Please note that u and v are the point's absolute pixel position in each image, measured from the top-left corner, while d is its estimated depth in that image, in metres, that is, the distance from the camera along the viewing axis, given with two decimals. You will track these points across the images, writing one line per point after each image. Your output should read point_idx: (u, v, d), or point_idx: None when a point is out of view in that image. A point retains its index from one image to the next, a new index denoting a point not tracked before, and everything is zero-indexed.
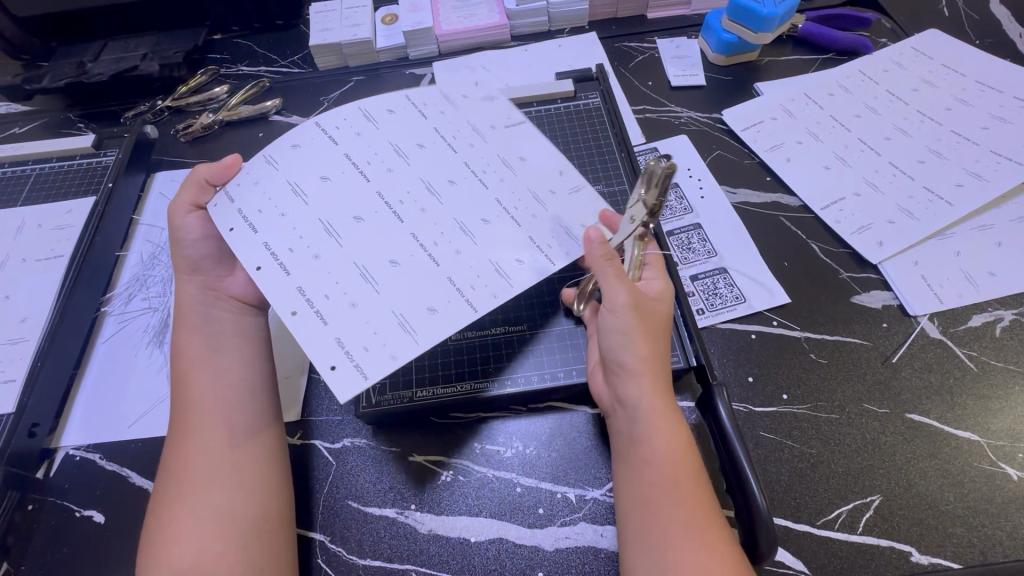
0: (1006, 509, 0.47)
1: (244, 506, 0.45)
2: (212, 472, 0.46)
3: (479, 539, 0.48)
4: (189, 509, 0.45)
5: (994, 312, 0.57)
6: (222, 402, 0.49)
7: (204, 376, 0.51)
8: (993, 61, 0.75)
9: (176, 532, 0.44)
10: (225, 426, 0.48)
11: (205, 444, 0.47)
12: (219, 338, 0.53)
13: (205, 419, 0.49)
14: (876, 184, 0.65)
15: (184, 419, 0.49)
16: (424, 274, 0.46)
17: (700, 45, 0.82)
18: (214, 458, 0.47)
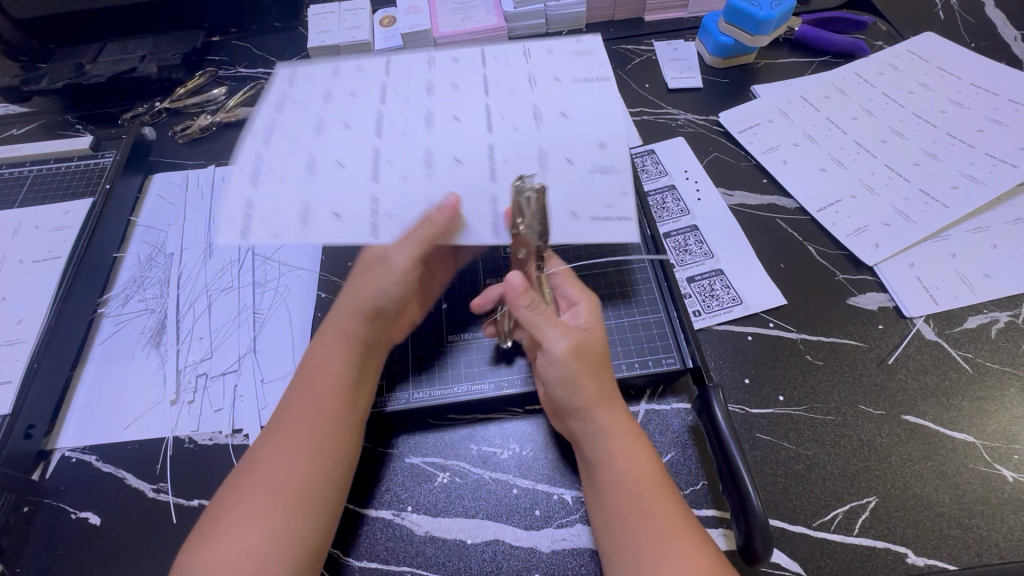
0: (1002, 510, 0.47)
1: (302, 528, 0.43)
2: (281, 482, 0.44)
3: (475, 541, 0.48)
4: (244, 515, 0.43)
5: (989, 313, 0.57)
6: (316, 410, 0.48)
7: (307, 379, 0.50)
8: (989, 64, 0.75)
9: (231, 530, 0.42)
10: (312, 437, 0.46)
11: (291, 450, 0.46)
12: (336, 342, 0.51)
13: (299, 424, 0.47)
14: (872, 186, 0.65)
15: (283, 420, 0.48)
16: (358, 184, 0.48)
17: (697, 47, 0.82)
18: (294, 470, 0.45)
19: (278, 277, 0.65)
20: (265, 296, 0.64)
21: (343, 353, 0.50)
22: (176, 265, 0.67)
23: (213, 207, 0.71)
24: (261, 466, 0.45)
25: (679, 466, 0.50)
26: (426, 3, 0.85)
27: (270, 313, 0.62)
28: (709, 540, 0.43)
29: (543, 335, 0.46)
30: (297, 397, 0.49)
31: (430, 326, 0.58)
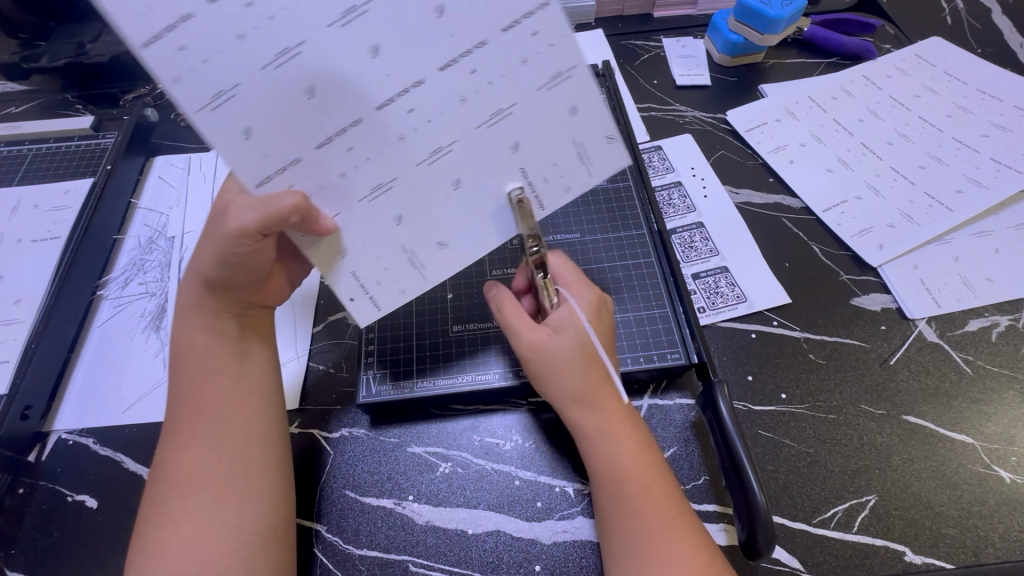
0: (999, 510, 0.48)
1: (239, 518, 0.42)
2: (200, 480, 0.43)
3: (476, 532, 0.48)
4: (184, 520, 0.42)
5: (990, 317, 0.57)
6: (212, 400, 0.46)
7: (184, 373, 0.47)
8: (994, 70, 0.75)
9: (169, 540, 0.41)
10: (218, 428, 0.45)
11: (212, 447, 0.44)
12: (191, 328, 0.49)
13: (214, 423, 0.45)
14: (878, 188, 0.66)
15: (187, 422, 0.45)
16: None
17: (706, 45, 0.83)
18: (221, 469, 0.44)
19: None
20: None
21: (207, 335, 0.48)
22: (177, 249, 0.66)
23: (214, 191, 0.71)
24: (180, 469, 0.43)
25: (681, 460, 0.50)
26: None
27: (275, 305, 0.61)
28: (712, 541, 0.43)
29: (509, 329, 0.49)
30: (182, 393, 0.47)
31: (432, 314, 0.58)
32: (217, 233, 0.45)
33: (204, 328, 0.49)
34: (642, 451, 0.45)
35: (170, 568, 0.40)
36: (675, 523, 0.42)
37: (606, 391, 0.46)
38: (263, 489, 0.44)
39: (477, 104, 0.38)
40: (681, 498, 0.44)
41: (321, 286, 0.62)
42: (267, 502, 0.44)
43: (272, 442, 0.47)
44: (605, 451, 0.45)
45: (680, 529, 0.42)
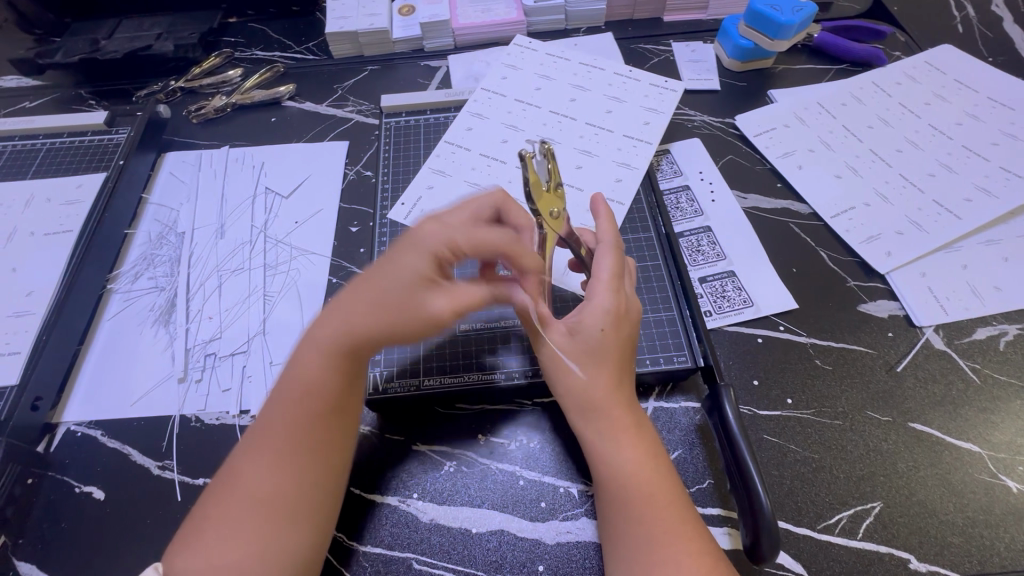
0: (1005, 519, 0.48)
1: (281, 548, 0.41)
2: (262, 499, 0.43)
3: (480, 531, 0.49)
4: (230, 542, 0.41)
5: (998, 326, 0.57)
6: (310, 428, 0.45)
7: (290, 384, 0.46)
8: (1006, 78, 0.75)
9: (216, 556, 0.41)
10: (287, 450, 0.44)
11: (267, 466, 0.43)
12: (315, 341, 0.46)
13: (274, 439, 0.44)
14: (887, 195, 0.66)
15: (262, 436, 0.45)
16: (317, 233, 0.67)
17: (716, 50, 0.83)
18: (272, 490, 0.43)
19: (290, 261, 0.65)
20: (276, 279, 0.63)
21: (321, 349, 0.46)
22: (186, 244, 0.66)
23: (225, 187, 0.71)
24: (244, 484, 0.43)
25: (686, 463, 0.50)
26: None
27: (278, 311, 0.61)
28: (714, 549, 0.42)
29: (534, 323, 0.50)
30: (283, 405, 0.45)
31: None
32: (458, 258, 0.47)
33: (323, 347, 0.46)
34: (643, 456, 0.45)
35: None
36: (674, 531, 0.42)
37: (612, 390, 0.47)
38: (308, 522, 0.43)
39: None
40: (683, 505, 0.44)
41: (329, 285, 0.63)
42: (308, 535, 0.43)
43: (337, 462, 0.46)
44: (612, 455, 0.45)
45: (682, 537, 0.42)
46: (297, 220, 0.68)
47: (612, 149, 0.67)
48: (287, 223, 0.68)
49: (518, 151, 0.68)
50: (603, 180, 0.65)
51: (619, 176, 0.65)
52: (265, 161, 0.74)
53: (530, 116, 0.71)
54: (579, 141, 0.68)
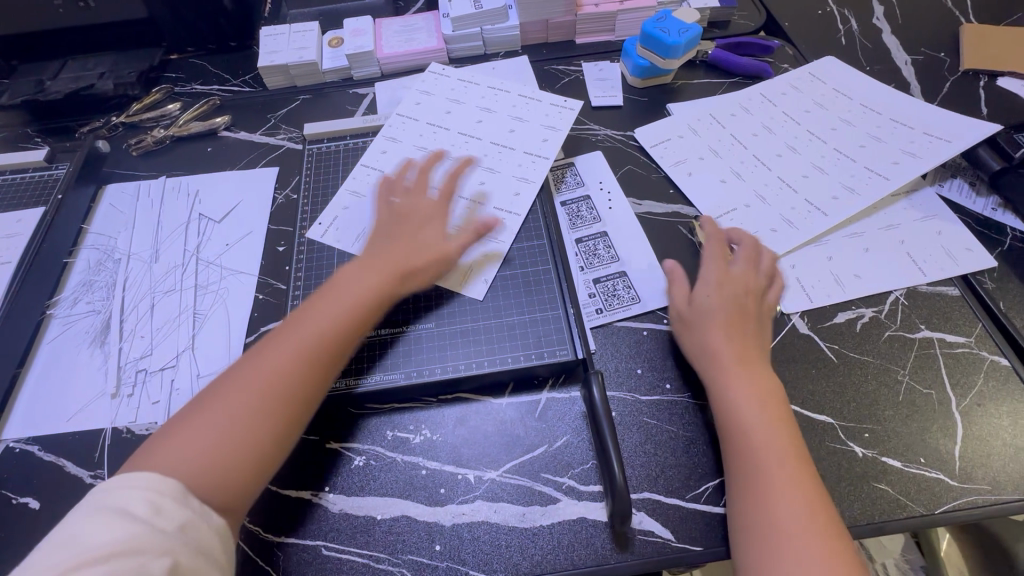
0: (851, 482, 0.53)
1: (247, 452, 0.47)
2: (270, 388, 0.49)
3: (384, 517, 0.54)
4: (224, 417, 0.48)
5: (856, 310, 0.64)
6: (348, 345, 0.54)
7: (364, 296, 0.56)
8: (876, 85, 0.83)
9: (213, 425, 0.47)
10: (305, 348, 0.52)
11: (280, 352, 0.51)
12: (382, 274, 0.58)
13: (299, 326, 0.53)
14: (764, 196, 0.72)
15: (291, 327, 0.53)
16: (246, 253, 0.72)
17: (621, 69, 0.90)
18: (271, 376, 0.50)
19: (220, 280, 0.70)
20: (206, 298, 0.68)
21: (378, 284, 0.57)
22: (123, 269, 0.71)
23: (161, 214, 0.76)
24: (256, 366, 0.51)
25: (572, 448, 0.57)
26: (370, 26, 0.92)
27: (204, 327, 0.66)
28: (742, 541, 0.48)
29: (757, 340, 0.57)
30: (339, 323, 0.54)
31: None
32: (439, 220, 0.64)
33: (394, 274, 0.59)
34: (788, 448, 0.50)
35: (205, 447, 0.46)
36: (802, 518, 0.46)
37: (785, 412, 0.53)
38: (288, 432, 0.50)
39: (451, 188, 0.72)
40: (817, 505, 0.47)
41: (255, 301, 0.68)
42: (268, 458, 0.48)
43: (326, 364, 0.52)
44: (742, 430, 0.51)
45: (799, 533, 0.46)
46: (229, 242, 0.73)
47: (514, 168, 0.73)
48: (218, 246, 0.73)
49: None
50: (502, 197, 0.70)
51: (518, 190, 0.71)
52: (199, 189, 0.79)
53: (439, 141, 0.76)
54: (484, 160, 0.74)
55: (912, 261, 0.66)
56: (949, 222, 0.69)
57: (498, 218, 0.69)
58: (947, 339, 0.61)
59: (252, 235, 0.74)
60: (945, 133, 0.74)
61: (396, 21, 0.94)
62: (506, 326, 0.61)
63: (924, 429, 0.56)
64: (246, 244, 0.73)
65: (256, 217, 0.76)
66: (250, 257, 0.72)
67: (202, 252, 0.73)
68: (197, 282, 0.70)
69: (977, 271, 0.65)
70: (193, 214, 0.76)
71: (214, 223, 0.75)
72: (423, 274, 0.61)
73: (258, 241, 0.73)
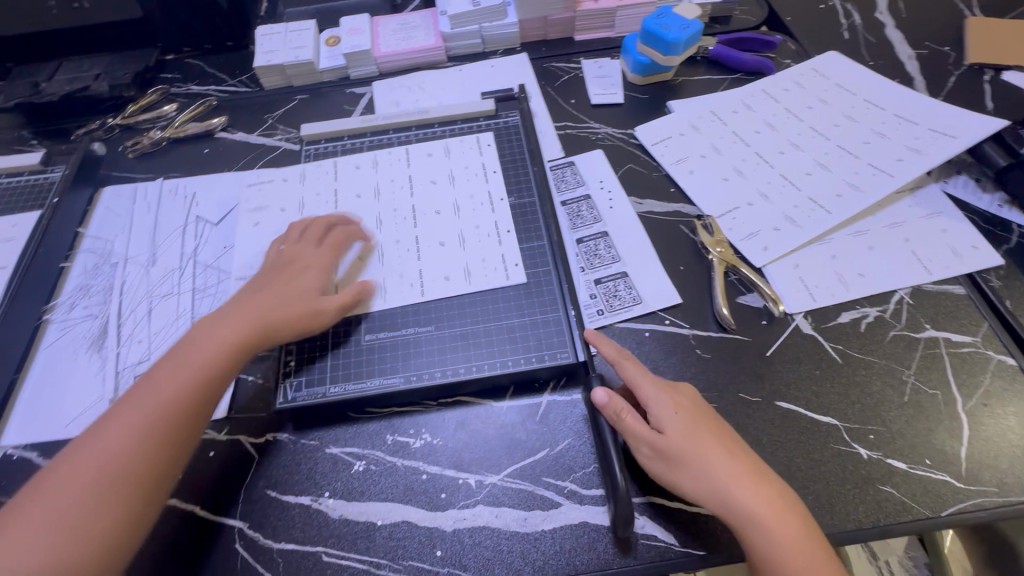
0: (856, 484, 0.53)
1: (89, 544, 0.45)
2: (114, 463, 0.47)
3: (384, 522, 0.53)
4: (96, 502, 0.46)
5: (861, 309, 0.63)
6: (196, 406, 0.52)
7: (172, 361, 0.53)
8: (880, 80, 0.81)
9: (88, 508, 0.46)
10: (149, 415, 0.50)
11: (132, 422, 0.49)
12: (200, 337, 0.55)
13: (152, 394, 0.51)
14: (767, 194, 0.72)
15: (144, 397, 0.51)
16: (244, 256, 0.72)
17: (621, 66, 0.89)
18: (116, 448, 0.48)
19: (218, 283, 0.69)
20: (204, 301, 0.68)
21: (229, 338, 0.54)
22: (120, 273, 0.71)
23: (158, 217, 0.76)
24: (115, 440, 0.48)
25: (574, 451, 0.56)
26: (367, 24, 0.91)
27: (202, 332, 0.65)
28: None
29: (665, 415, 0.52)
30: (178, 392, 0.51)
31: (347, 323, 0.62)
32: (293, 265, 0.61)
33: (224, 327, 0.55)
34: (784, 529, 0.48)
35: (83, 528, 0.45)
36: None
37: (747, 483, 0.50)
38: (145, 499, 0.48)
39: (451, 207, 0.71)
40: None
41: None
42: (134, 523, 0.47)
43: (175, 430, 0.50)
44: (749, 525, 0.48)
45: None
46: (226, 245, 0.73)
47: (514, 176, 0.73)
48: (216, 249, 0.72)
49: (427, 182, 0.73)
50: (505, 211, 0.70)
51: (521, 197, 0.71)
52: (197, 191, 0.78)
53: (439, 150, 0.76)
54: (481, 171, 0.74)
55: (917, 259, 0.65)
56: (954, 220, 0.68)
57: (500, 226, 0.69)
58: (953, 338, 0.60)
59: None
60: (950, 128, 0.73)
61: (393, 19, 0.93)
62: (506, 328, 0.61)
63: (930, 430, 0.55)
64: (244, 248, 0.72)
65: None
66: None
67: (200, 255, 0.72)
68: (195, 286, 0.69)
69: (983, 269, 0.64)
70: (191, 217, 0.75)
71: (211, 226, 0.75)
72: (286, 329, 0.57)
73: None
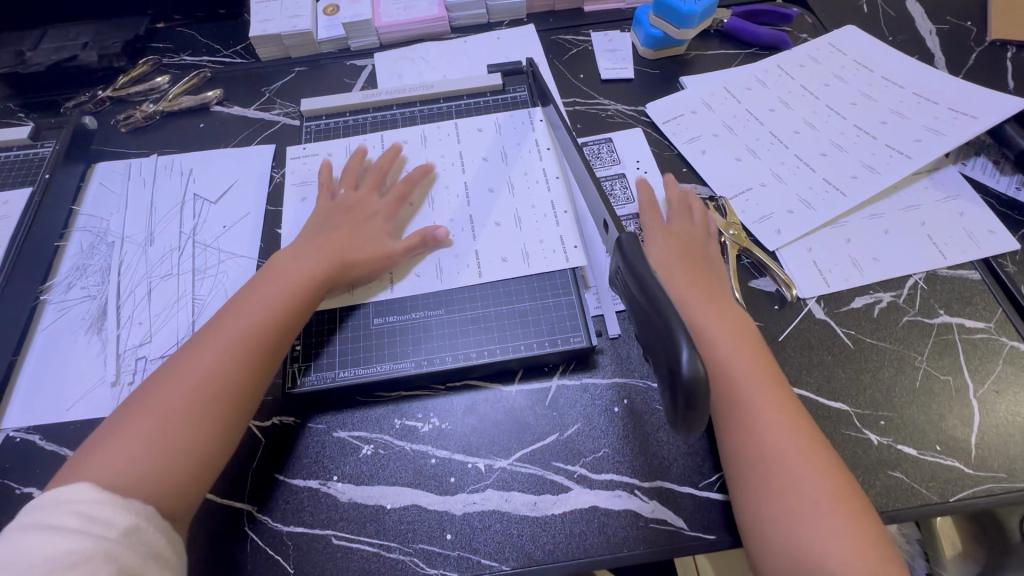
0: (868, 468, 0.53)
1: (186, 454, 0.46)
2: (201, 385, 0.49)
3: (394, 506, 0.53)
4: (187, 421, 0.47)
5: (874, 294, 0.62)
6: (283, 336, 0.54)
7: (267, 286, 0.56)
8: (899, 56, 0.79)
9: (182, 426, 0.46)
10: (239, 339, 0.51)
11: (219, 345, 0.51)
12: (284, 270, 0.57)
13: (238, 322, 0.53)
14: (782, 175, 0.70)
15: (226, 323, 0.53)
16: (246, 235, 0.70)
17: (632, 39, 0.85)
18: (204, 373, 0.49)
19: (219, 264, 0.68)
20: (205, 282, 0.66)
21: (311, 270, 0.57)
22: (116, 253, 0.69)
23: (154, 195, 0.73)
24: (205, 362, 0.50)
25: (584, 436, 0.56)
26: None
27: (206, 312, 0.64)
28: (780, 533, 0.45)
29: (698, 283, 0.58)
30: (267, 317, 0.53)
31: (354, 308, 0.62)
32: (373, 216, 0.64)
33: (310, 261, 0.58)
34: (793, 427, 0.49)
35: (173, 446, 0.46)
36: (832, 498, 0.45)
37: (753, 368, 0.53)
38: (232, 427, 0.49)
39: (463, 192, 0.69)
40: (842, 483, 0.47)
41: None
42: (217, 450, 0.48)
43: (263, 360, 0.52)
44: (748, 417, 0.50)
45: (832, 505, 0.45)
46: (226, 224, 0.71)
47: (534, 153, 0.71)
48: (216, 228, 0.70)
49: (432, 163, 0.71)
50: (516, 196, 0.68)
51: (541, 172, 0.69)
52: (194, 168, 0.76)
53: (450, 129, 0.74)
54: (500, 155, 0.71)
55: (933, 243, 0.64)
56: (971, 203, 0.66)
57: (523, 206, 0.67)
58: (966, 324, 0.60)
59: (251, 216, 0.72)
60: (970, 109, 0.71)
61: None
62: (515, 314, 0.61)
63: (941, 416, 0.55)
64: (244, 227, 0.70)
65: (255, 196, 0.73)
66: (249, 240, 0.70)
67: (199, 235, 0.70)
68: (196, 266, 0.67)
69: (999, 254, 0.63)
70: (189, 195, 0.73)
71: (210, 204, 0.73)
72: (362, 268, 0.60)
73: (256, 224, 0.71)
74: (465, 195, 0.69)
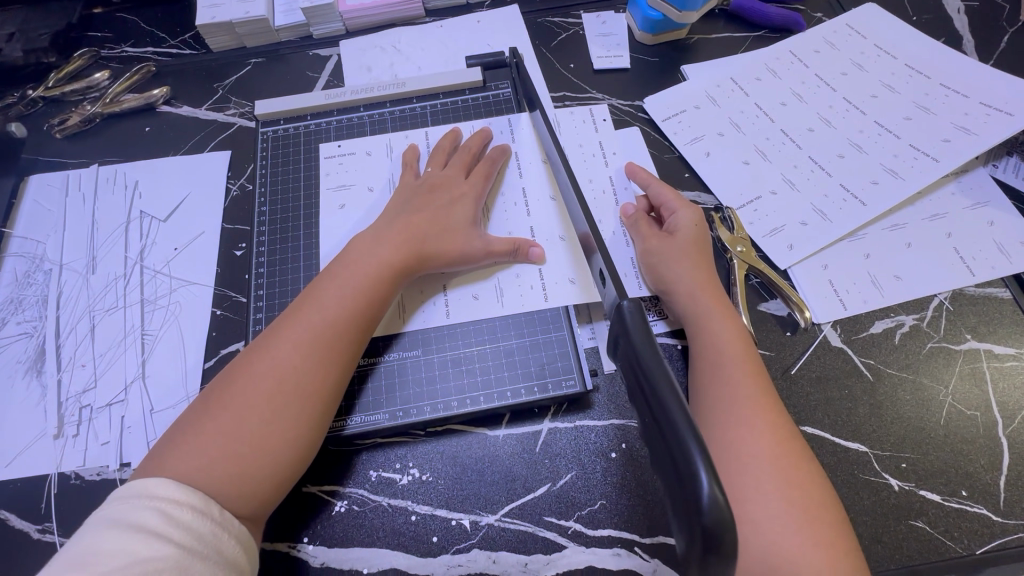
0: (889, 520, 0.48)
1: (261, 456, 0.43)
2: (279, 385, 0.45)
3: (371, 571, 0.48)
4: (263, 422, 0.43)
5: (895, 318, 0.56)
6: (358, 334, 0.49)
7: (338, 276, 0.51)
8: (925, 40, 0.71)
9: (256, 430, 0.43)
10: (313, 335, 0.47)
11: (290, 340, 0.47)
12: (354, 259, 0.52)
13: (306, 315, 0.48)
14: (794, 181, 0.63)
15: (299, 315, 0.49)
16: (200, 258, 0.63)
17: (627, 21, 0.76)
18: (277, 372, 0.45)
19: (170, 293, 0.61)
20: (155, 315, 0.60)
21: (391, 256, 0.53)
22: (55, 282, 0.62)
23: (96, 213, 0.66)
24: (278, 359, 0.46)
25: (579, 487, 0.51)
26: None
27: (158, 350, 0.58)
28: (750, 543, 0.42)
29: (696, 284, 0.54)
30: (345, 306, 0.49)
31: None
32: (444, 196, 0.58)
33: (385, 249, 0.53)
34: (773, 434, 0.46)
35: (250, 450, 0.42)
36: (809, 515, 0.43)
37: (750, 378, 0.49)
38: (310, 433, 0.45)
39: None
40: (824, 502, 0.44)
41: (212, 318, 0.59)
42: (293, 457, 0.44)
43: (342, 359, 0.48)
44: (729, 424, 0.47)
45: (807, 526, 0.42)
46: (177, 246, 0.63)
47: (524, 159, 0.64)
48: (167, 251, 0.63)
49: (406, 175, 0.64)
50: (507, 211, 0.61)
51: (535, 182, 0.63)
52: (139, 180, 0.68)
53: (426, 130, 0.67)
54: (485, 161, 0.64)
55: (959, 258, 0.58)
56: (1002, 212, 0.60)
57: (523, 226, 0.60)
58: (995, 350, 0.55)
59: (206, 236, 0.64)
60: (1004, 103, 0.63)
61: None
62: (501, 353, 0.55)
63: (967, 457, 0.50)
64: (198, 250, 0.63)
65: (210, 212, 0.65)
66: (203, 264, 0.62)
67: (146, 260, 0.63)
68: (145, 296, 0.61)
69: None
70: (136, 212, 0.66)
71: (159, 223, 0.65)
72: (439, 261, 0.55)
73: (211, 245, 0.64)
74: (526, 200, 0.62)
